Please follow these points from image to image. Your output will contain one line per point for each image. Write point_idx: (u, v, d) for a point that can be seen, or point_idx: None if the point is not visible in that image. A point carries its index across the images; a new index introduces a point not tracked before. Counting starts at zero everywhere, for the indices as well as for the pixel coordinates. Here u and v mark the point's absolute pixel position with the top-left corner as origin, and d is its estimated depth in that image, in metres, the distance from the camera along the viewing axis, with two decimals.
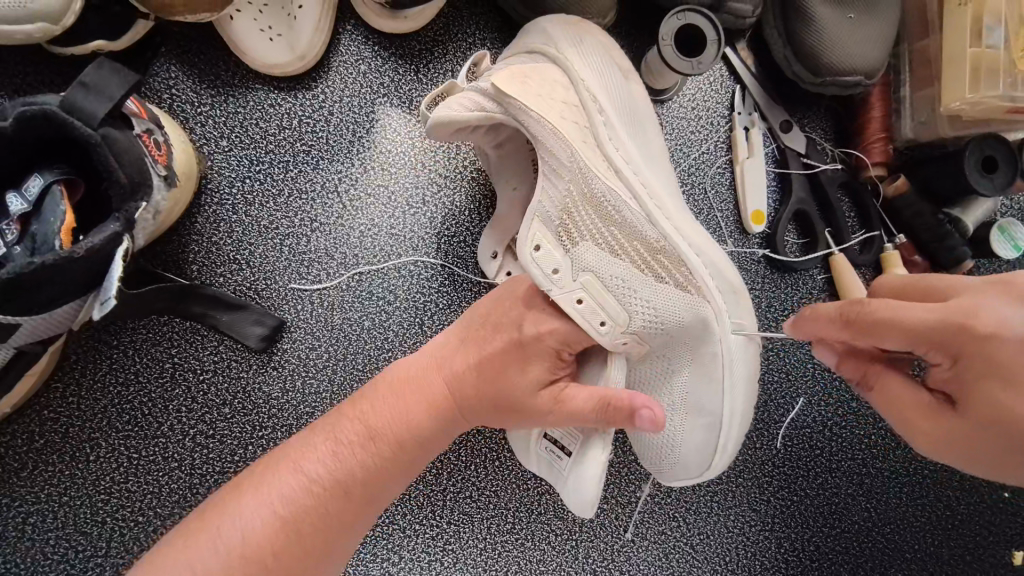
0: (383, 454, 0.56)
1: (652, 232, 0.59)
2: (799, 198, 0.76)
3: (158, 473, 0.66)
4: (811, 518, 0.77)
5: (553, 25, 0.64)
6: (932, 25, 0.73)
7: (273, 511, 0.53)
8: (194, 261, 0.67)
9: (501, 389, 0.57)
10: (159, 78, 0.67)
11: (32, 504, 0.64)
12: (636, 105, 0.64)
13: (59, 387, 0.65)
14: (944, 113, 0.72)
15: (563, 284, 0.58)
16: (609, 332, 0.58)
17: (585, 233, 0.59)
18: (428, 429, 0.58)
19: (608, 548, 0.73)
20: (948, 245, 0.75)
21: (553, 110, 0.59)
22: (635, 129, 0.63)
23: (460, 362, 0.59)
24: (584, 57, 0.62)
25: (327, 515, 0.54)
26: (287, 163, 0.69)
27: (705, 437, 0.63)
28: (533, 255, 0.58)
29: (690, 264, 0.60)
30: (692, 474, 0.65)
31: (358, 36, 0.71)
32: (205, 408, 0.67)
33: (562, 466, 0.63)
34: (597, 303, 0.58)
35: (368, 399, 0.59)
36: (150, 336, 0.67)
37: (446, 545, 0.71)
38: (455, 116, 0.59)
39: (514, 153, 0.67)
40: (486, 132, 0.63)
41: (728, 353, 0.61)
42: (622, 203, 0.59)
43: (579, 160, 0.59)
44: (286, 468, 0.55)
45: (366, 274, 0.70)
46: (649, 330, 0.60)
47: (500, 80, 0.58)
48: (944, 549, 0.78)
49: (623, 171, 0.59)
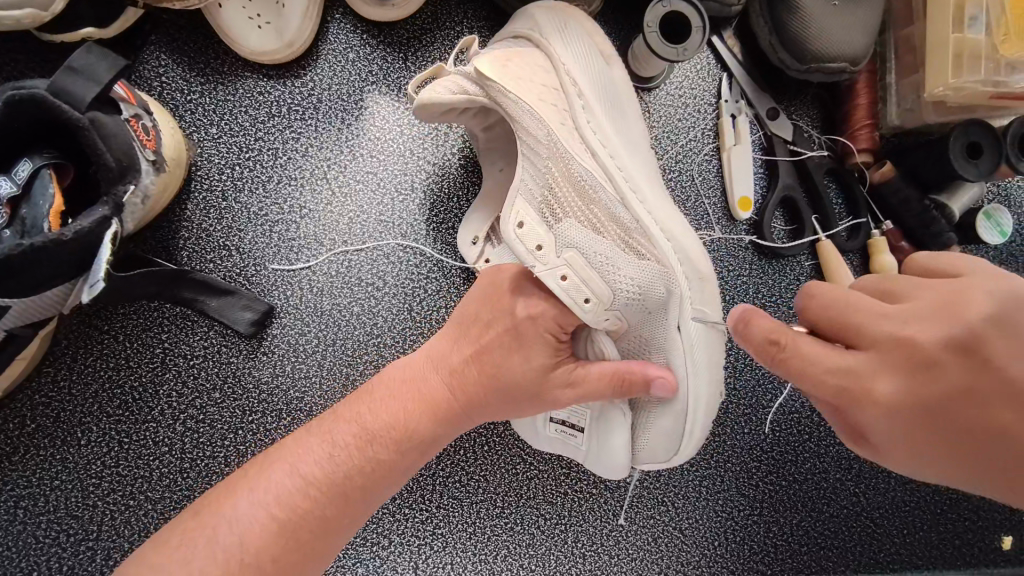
0: (384, 451, 0.57)
1: (625, 215, 0.60)
2: (786, 185, 0.77)
3: (149, 457, 0.67)
4: (800, 503, 0.77)
5: (542, 11, 0.65)
6: (917, 11, 0.74)
7: (268, 512, 0.54)
8: (184, 247, 0.68)
9: (506, 376, 0.58)
10: (149, 65, 0.68)
11: (24, 488, 0.64)
12: (616, 88, 0.64)
13: (50, 372, 0.66)
14: (928, 99, 0.72)
15: (547, 260, 0.58)
16: (591, 310, 0.58)
17: (569, 212, 0.59)
18: (431, 423, 0.59)
19: (597, 533, 0.74)
20: (934, 231, 0.76)
21: (532, 93, 0.60)
22: (615, 111, 0.63)
23: (458, 356, 0.60)
24: (566, 40, 0.63)
25: (324, 515, 0.55)
26: (276, 150, 0.70)
27: (673, 421, 0.61)
28: (516, 233, 0.58)
29: (661, 246, 0.60)
30: (659, 459, 0.64)
31: (347, 25, 0.71)
32: (195, 393, 0.68)
33: (579, 441, 0.66)
34: (579, 279, 0.58)
35: (363, 401, 0.60)
36: (141, 321, 0.67)
37: (436, 529, 0.71)
38: (440, 98, 0.61)
39: (501, 137, 0.68)
40: (474, 114, 0.64)
41: (689, 340, 0.61)
42: (597, 184, 0.60)
43: (558, 142, 0.60)
44: (279, 469, 0.56)
45: (355, 260, 0.70)
46: (631, 308, 0.60)
47: (480, 63, 0.59)
48: (933, 533, 0.79)
49: (599, 153, 0.60)
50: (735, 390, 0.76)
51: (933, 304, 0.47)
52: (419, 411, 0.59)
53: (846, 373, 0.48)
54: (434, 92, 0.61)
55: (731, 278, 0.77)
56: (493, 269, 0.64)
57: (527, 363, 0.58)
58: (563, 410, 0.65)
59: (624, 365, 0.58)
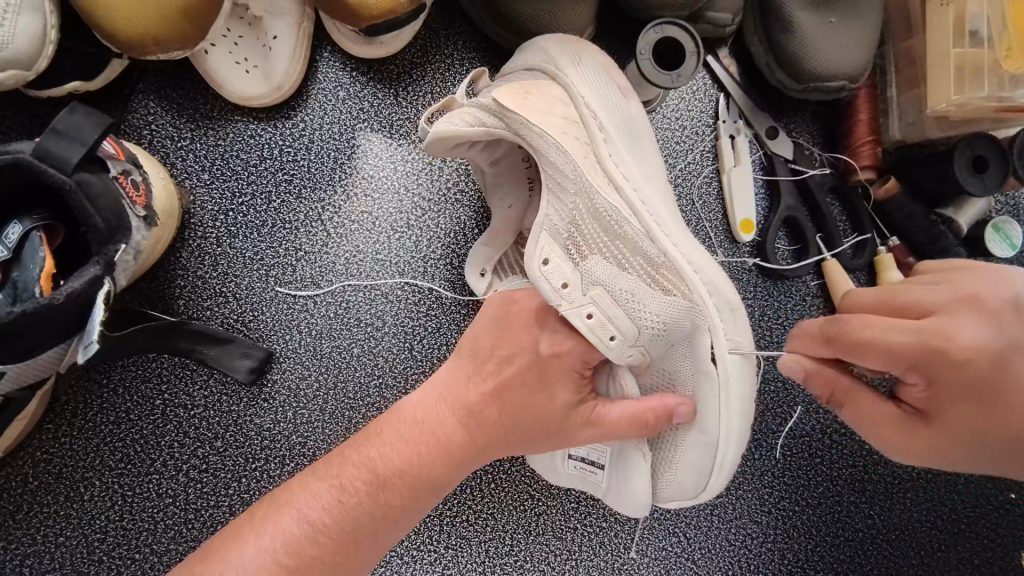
0: (398, 492, 0.56)
1: (652, 249, 0.58)
2: (788, 205, 0.75)
3: (153, 509, 0.66)
4: (814, 528, 0.76)
5: (552, 42, 0.63)
6: (916, 25, 0.72)
7: (278, 556, 0.53)
8: (180, 295, 0.67)
9: (520, 418, 0.57)
10: (138, 115, 0.67)
11: (29, 546, 0.64)
12: (634, 122, 0.63)
13: (50, 428, 0.65)
14: (931, 114, 0.70)
15: (574, 299, 0.57)
16: (617, 347, 0.57)
17: (594, 247, 0.58)
18: (444, 465, 0.57)
19: (608, 567, 0.73)
20: (942, 247, 0.74)
21: (555, 126, 0.58)
22: (634, 145, 0.62)
23: (473, 396, 0.59)
24: (582, 74, 0.61)
25: (333, 560, 0.54)
26: (269, 193, 0.69)
27: (701, 455, 0.59)
28: (541, 270, 0.57)
29: (690, 282, 0.57)
30: (687, 494, 0.62)
31: (336, 63, 0.70)
32: (197, 443, 0.67)
33: (599, 478, 0.65)
34: (606, 317, 0.57)
35: (373, 438, 0.59)
36: (140, 373, 0.67)
37: (445, 570, 0.70)
38: (456, 130, 0.59)
39: (512, 169, 0.66)
40: (483, 148, 0.63)
41: (718, 374, 0.58)
42: (623, 219, 0.58)
43: (583, 176, 0.58)
44: (287, 510, 0.55)
45: (352, 301, 0.70)
46: (654, 343, 0.59)
47: (500, 95, 0.58)
48: (951, 553, 0.77)
49: (623, 186, 0.58)
50: None
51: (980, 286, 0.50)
52: (432, 449, 0.57)
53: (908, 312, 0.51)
54: (453, 126, 0.59)
55: None
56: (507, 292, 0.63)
57: (551, 398, 0.57)
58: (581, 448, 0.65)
59: (645, 404, 0.57)
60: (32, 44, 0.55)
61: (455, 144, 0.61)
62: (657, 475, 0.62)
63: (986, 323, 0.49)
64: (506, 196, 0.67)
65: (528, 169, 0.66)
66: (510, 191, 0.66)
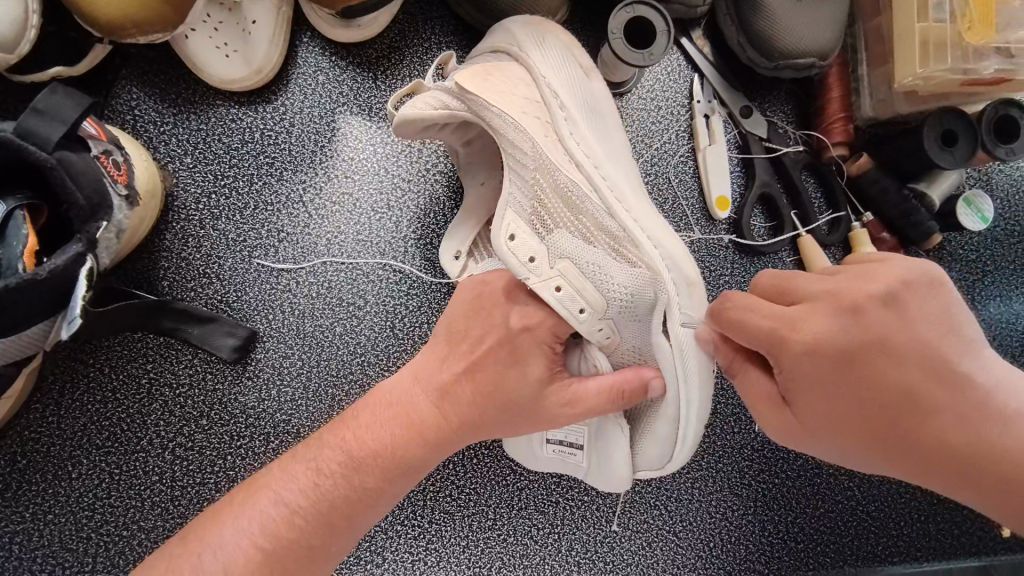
0: (369, 476, 0.57)
1: (612, 224, 0.59)
2: (762, 182, 0.77)
3: (140, 487, 0.67)
4: (794, 500, 0.77)
5: (516, 25, 0.64)
6: (884, 3, 0.74)
7: (252, 538, 0.54)
8: (165, 276, 0.69)
9: (501, 395, 0.58)
10: (121, 100, 0.68)
11: (19, 523, 0.65)
12: (596, 99, 0.64)
13: (38, 408, 0.66)
14: (899, 89, 0.72)
15: (541, 273, 0.59)
16: (587, 320, 0.59)
17: (560, 222, 0.60)
18: (421, 448, 0.58)
19: (590, 540, 0.74)
20: (914, 221, 0.75)
21: (517, 106, 0.59)
22: (597, 123, 0.63)
23: (446, 377, 0.60)
24: (545, 55, 0.62)
25: (311, 543, 0.55)
26: (251, 176, 0.71)
27: (666, 426, 0.60)
28: (508, 246, 0.59)
29: (648, 257, 0.58)
30: (654, 465, 0.63)
31: (315, 48, 0.72)
32: (183, 421, 0.68)
33: (578, 459, 0.66)
34: (574, 290, 0.59)
35: (345, 426, 0.59)
36: (126, 353, 0.68)
37: (429, 544, 0.71)
38: (422, 113, 0.61)
39: (482, 151, 0.68)
40: (454, 129, 0.64)
41: (671, 346, 0.58)
42: (584, 196, 0.59)
43: (541, 154, 0.59)
44: (265, 494, 0.56)
45: (334, 281, 0.71)
46: (625, 317, 0.60)
47: (462, 78, 0.59)
48: (931, 524, 0.78)
49: (584, 163, 0.59)
50: (722, 390, 0.76)
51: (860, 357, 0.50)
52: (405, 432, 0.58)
53: (783, 320, 0.51)
54: (417, 108, 0.61)
55: (713, 278, 0.77)
56: (479, 280, 0.64)
57: (523, 372, 0.58)
58: (559, 431, 0.66)
59: (622, 378, 0.58)
60: (14, 27, 0.57)
61: (421, 126, 0.62)
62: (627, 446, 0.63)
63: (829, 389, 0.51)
64: (479, 174, 0.69)
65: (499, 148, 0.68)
66: (481, 171, 0.69)
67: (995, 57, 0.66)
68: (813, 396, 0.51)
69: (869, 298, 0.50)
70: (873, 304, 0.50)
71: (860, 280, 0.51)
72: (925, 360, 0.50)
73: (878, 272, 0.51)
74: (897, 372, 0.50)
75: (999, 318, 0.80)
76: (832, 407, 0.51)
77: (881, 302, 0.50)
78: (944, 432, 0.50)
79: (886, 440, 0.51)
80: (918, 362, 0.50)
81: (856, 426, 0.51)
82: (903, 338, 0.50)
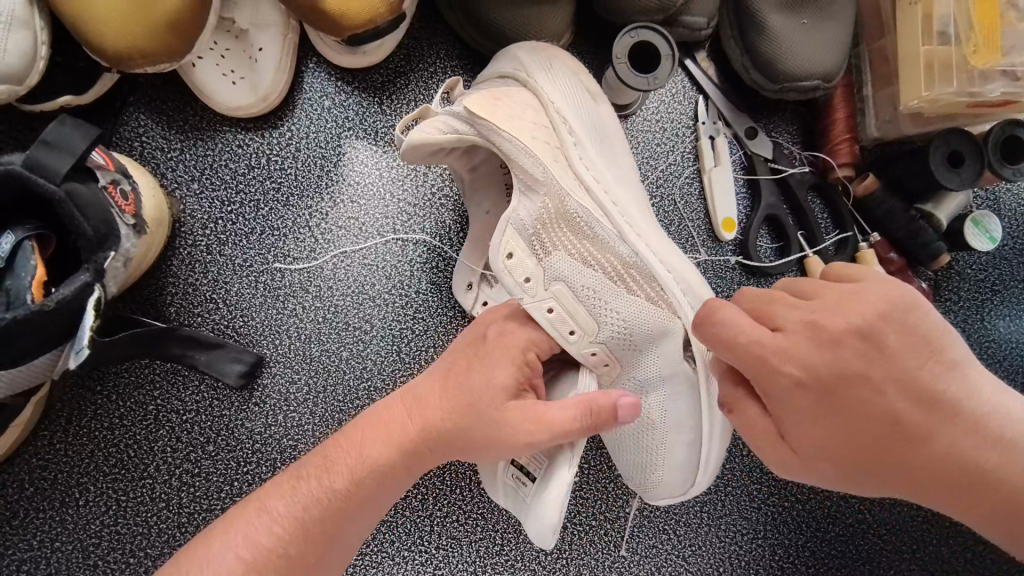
0: (347, 503, 0.54)
1: (624, 249, 0.60)
2: (769, 203, 0.77)
3: (147, 513, 0.67)
4: (804, 524, 0.76)
5: (523, 51, 0.65)
6: (888, 24, 0.74)
7: (241, 564, 0.51)
8: (172, 302, 0.69)
9: (465, 403, 0.56)
10: (129, 127, 0.69)
11: (25, 551, 0.65)
12: (606, 126, 0.65)
13: (45, 435, 0.66)
14: (905, 110, 0.72)
15: (536, 293, 0.60)
16: (577, 341, 0.60)
17: (558, 245, 0.60)
18: (387, 454, 0.56)
19: (598, 565, 0.74)
20: (921, 241, 0.75)
21: (526, 131, 0.60)
22: (606, 148, 0.64)
23: (424, 388, 0.59)
24: (553, 80, 0.64)
25: (291, 557, 0.52)
26: (258, 202, 0.71)
27: (688, 453, 0.62)
28: (505, 264, 0.60)
29: (661, 282, 0.59)
30: (676, 491, 0.64)
31: (321, 73, 0.72)
32: (190, 447, 0.68)
33: (529, 492, 0.60)
34: (566, 313, 0.60)
35: (331, 454, 0.57)
36: (133, 379, 0.68)
37: (436, 570, 0.71)
38: (431, 138, 0.59)
39: (490, 177, 0.68)
40: (465, 152, 0.64)
41: (695, 373, 0.60)
42: (593, 221, 0.60)
43: (553, 179, 0.59)
44: (254, 516, 0.54)
45: (341, 306, 0.71)
46: (619, 344, 0.61)
47: (470, 103, 0.59)
48: (943, 547, 0.77)
49: (594, 190, 0.60)
50: None
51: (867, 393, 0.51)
52: (392, 449, 0.56)
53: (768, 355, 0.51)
54: (426, 134, 0.60)
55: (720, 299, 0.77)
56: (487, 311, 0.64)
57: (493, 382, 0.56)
58: (525, 457, 0.61)
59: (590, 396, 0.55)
60: (23, 59, 0.57)
61: (429, 150, 0.61)
62: (647, 474, 0.64)
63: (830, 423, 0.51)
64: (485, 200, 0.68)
65: (505, 176, 0.68)
66: (488, 198, 0.68)
67: (1002, 79, 0.66)
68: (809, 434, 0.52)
69: (848, 332, 0.50)
70: (853, 338, 0.50)
71: (840, 311, 0.51)
72: (912, 393, 0.51)
73: (863, 302, 0.51)
74: (882, 401, 0.51)
75: (1009, 338, 0.80)
76: (831, 443, 0.52)
77: (860, 335, 0.50)
78: (935, 458, 0.52)
79: (882, 476, 0.53)
80: (904, 393, 0.51)
81: (849, 458, 0.52)
82: (883, 368, 0.50)
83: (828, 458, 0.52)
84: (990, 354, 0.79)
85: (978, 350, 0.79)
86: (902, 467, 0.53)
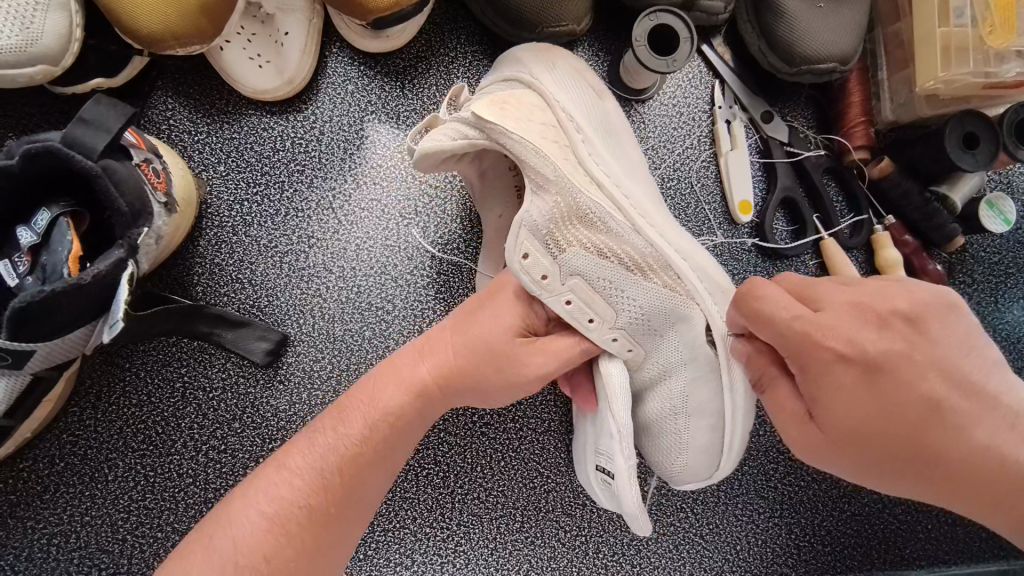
0: (365, 449, 0.56)
1: (637, 241, 0.61)
2: (785, 186, 0.77)
3: (175, 489, 0.68)
4: (821, 502, 0.77)
5: (527, 55, 0.65)
6: (903, 8, 0.75)
7: (264, 518, 0.52)
8: (199, 282, 0.70)
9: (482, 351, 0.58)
10: (157, 110, 0.70)
11: (56, 525, 0.66)
12: (612, 121, 0.66)
13: (75, 411, 0.68)
14: (920, 92, 0.73)
15: (554, 289, 0.60)
16: (596, 329, 0.61)
17: (573, 241, 0.60)
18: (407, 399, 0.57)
19: (616, 543, 0.75)
20: (937, 223, 0.75)
21: (535, 132, 0.60)
22: (611, 141, 0.65)
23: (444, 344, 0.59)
24: (557, 79, 0.64)
25: (329, 512, 0.54)
26: (283, 183, 0.72)
27: (709, 438, 0.63)
28: (522, 264, 0.59)
29: (677, 269, 0.61)
30: (701, 476, 0.65)
31: (344, 57, 0.74)
32: (216, 424, 0.69)
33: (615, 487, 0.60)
34: (583, 303, 0.61)
35: (342, 406, 0.58)
36: (161, 357, 0.69)
37: (457, 547, 0.72)
38: (440, 146, 0.60)
39: (500, 183, 0.68)
40: (472, 159, 0.64)
41: (717, 355, 0.62)
42: (607, 215, 0.60)
43: (565, 179, 0.60)
44: (276, 471, 0.54)
45: (363, 285, 0.72)
46: (639, 329, 0.62)
47: (477, 107, 0.58)
48: (958, 526, 0.78)
49: (606, 184, 0.61)
50: None
51: (905, 374, 0.51)
52: (404, 394, 0.57)
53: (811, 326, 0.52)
54: (436, 141, 0.60)
55: (737, 280, 0.78)
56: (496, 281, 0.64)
57: (501, 324, 0.59)
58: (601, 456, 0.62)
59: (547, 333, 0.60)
60: (59, 40, 0.58)
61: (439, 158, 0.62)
62: (670, 460, 0.65)
63: (860, 399, 0.51)
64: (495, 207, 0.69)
65: (514, 179, 0.68)
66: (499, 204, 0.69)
67: (1016, 60, 0.68)
68: (831, 409, 0.52)
69: (892, 312, 0.52)
70: (901, 322, 0.52)
71: (885, 298, 0.52)
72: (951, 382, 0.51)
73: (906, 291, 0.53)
74: (919, 385, 0.51)
75: None
76: (859, 421, 0.51)
77: (907, 319, 0.52)
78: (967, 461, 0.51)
79: (912, 472, 0.52)
80: (941, 382, 0.51)
81: (874, 443, 0.52)
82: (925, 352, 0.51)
83: (860, 442, 0.52)
84: (1004, 336, 0.80)
85: (993, 332, 0.80)
86: (936, 461, 0.51)
